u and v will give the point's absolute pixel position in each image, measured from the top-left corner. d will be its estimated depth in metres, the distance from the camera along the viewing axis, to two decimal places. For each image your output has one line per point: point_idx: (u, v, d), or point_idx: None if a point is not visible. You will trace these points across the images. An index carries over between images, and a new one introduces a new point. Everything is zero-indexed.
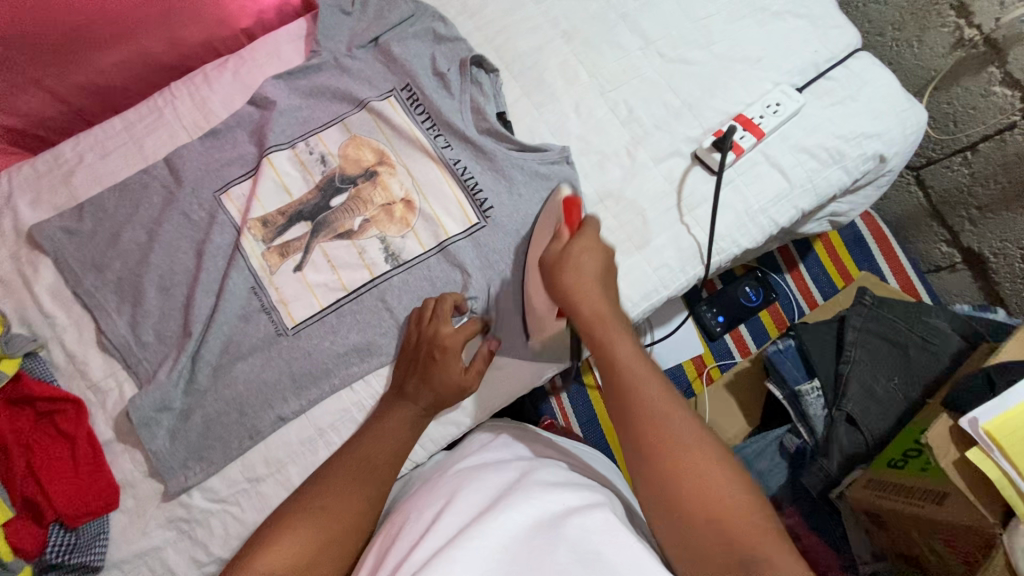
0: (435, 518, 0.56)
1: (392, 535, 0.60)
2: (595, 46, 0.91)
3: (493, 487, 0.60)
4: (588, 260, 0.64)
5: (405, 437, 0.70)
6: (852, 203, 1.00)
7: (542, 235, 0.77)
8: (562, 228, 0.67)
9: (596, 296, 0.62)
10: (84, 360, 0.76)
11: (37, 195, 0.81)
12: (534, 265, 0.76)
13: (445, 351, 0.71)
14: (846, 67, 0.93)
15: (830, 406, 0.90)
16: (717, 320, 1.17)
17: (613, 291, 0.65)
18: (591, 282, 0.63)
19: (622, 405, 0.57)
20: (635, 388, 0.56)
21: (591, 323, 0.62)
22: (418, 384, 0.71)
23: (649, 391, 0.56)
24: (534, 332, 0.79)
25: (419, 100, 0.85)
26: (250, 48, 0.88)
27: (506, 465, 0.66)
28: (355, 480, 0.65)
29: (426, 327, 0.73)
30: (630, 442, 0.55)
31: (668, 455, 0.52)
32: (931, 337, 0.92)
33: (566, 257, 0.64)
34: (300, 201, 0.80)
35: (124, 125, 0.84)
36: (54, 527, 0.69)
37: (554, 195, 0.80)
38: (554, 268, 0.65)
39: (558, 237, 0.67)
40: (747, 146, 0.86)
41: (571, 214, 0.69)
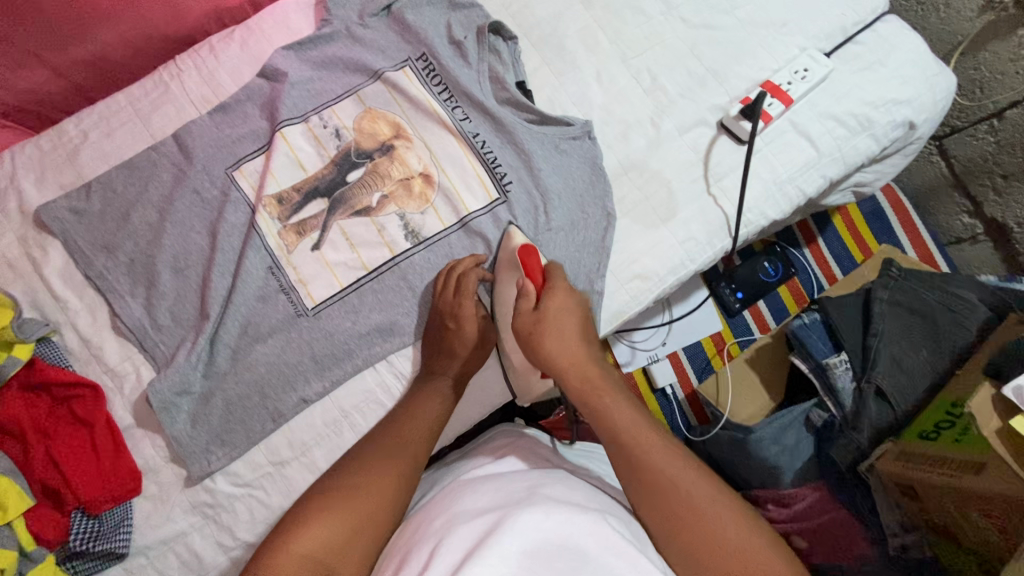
0: (450, 525, 0.54)
1: (407, 540, 0.57)
2: (615, 11, 0.87)
3: (508, 497, 0.57)
4: (562, 317, 0.68)
5: (438, 410, 0.72)
6: (877, 172, 0.97)
7: (507, 287, 0.75)
8: (528, 285, 0.69)
9: (578, 354, 0.67)
10: (98, 344, 0.74)
11: (42, 173, 0.77)
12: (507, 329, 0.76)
13: (458, 322, 0.73)
14: (874, 31, 0.90)
15: (859, 379, 0.89)
16: (736, 296, 1.15)
17: (591, 340, 0.69)
18: (568, 338, 0.67)
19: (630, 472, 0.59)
20: (640, 448, 0.60)
21: (585, 389, 0.65)
22: (443, 357, 0.74)
23: (656, 454, 0.59)
24: (523, 395, 0.79)
25: (435, 70, 0.81)
26: (257, 18, 0.84)
27: (519, 475, 0.64)
28: (394, 455, 0.65)
29: (441, 300, 0.74)
30: (653, 515, 0.57)
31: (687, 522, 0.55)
32: (959, 307, 0.90)
33: (539, 320, 0.68)
34: (316, 176, 0.77)
35: (129, 100, 0.80)
36: (78, 513, 0.68)
37: (505, 240, 0.76)
38: (532, 338, 0.67)
39: (526, 296, 0.70)
40: (775, 114, 0.83)
41: (531, 267, 0.70)
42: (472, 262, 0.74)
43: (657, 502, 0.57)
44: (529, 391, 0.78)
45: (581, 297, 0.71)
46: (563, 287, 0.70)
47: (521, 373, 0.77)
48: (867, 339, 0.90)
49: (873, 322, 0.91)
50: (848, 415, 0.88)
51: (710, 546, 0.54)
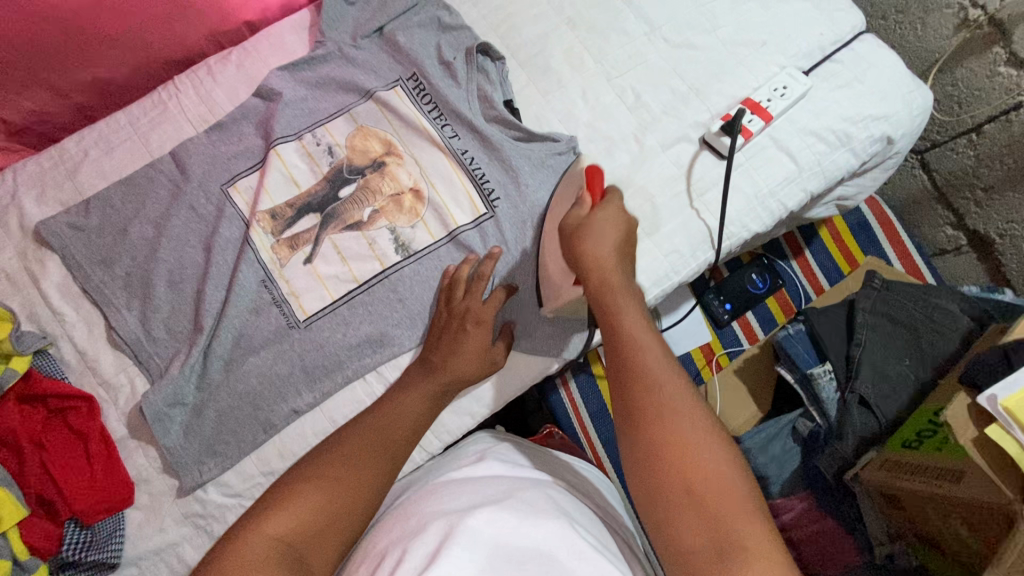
0: (423, 523, 0.56)
1: (383, 536, 0.58)
2: (600, 32, 0.90)
3: (485, 499, 0.59)
4: (608, 228, 0.65)
5: (424, 412, 0.70)
6: (858, 186, 0.99)
7: (562, 203, 0.76)
8: (586, 195, 0.68)
9: (610, 264, 0.63)
10: (94, 356, 0.75)
11: (42, 190, 0.80)
12: (552, 232, 0.76)
13: (478, 325, 0.74)
14: (851, 50, 0.92)
15: (843, 389, 0.90)
16: (725, 308, 1.17)
17: (630, 260, 0.65)
18: (608, 247, 0.64)
19: (620, 377, 0.58)
20: (637, 359, 0.57)
21: (602, 294, 0.62)
22: (444, 357, 0.73)
23: (653, 368, 0.56)
24: (549, 300, 0.77)
25: (425, 90, 0.84)
26: (253, 40, 0.87)
27: (497, 479, 0.66)
28: (375, 452, 0.62)
29: (458, 301, 0.75)
30: (624, 417, 0.56)
31: (661, 435, 0.53)
32: (938, 316, 0.92)
33: (585, 224, 0.66)
34: (309, 192, 0.79)
35: (128, 119, 0.83)
36: (70, 524, 0.69)
37: (574, 164, 0.81)
38: (575, 235, 0.65)
39: (580, 203, 0.68)
40: (755, 130, 0.86)
41: (593, 183, 0.69)
42: (492, 268, 0.76)
43: (634, 406, 0.55)
44: (557, 299, 0.76)
45: (635, 220, 0.67)
46: (619, 205, 0.67)
47: (553, 282, 0.75)
48: (850, 349, 0.92)
49: (856, 333, 0.92)
50: (833, 425, 0.90)
51: (672, 458, 0.51)
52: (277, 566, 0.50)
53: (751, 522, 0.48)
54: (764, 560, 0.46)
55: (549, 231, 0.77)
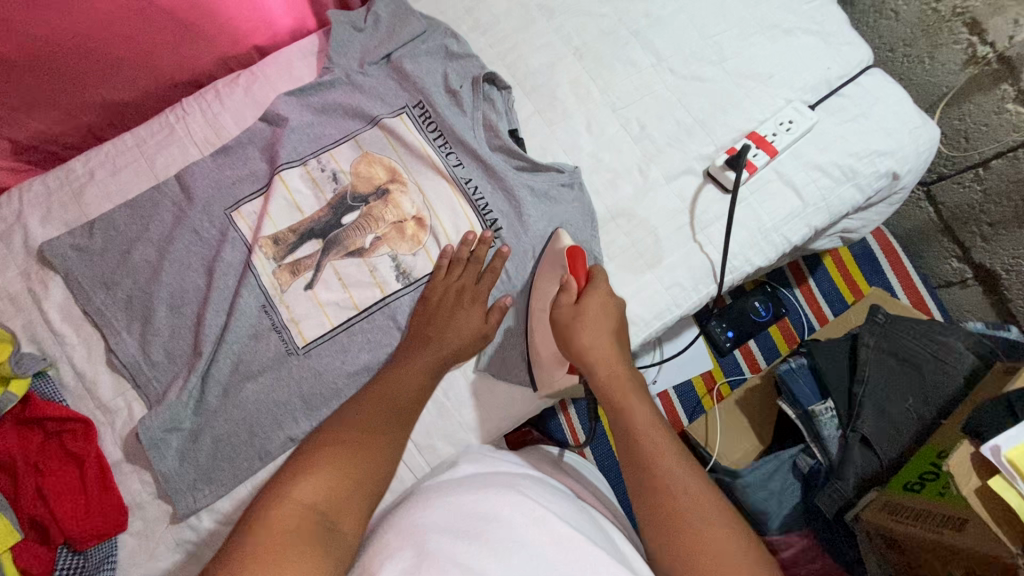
0: (426, 515, 0.56)
1: (397, 520, 0.58)
2: (606, 62, 0.90)
3: (468, 504, 0.57)
4: (602, 314, 0.70)
5: (424, 381, 0.72)
6: (863, 220, 0.99)
7: (545, 283, 0.77)
8: (569, 280, 0.70)
9: (610, 349, 0.68)
10: (93, 378, 0.75)
11: (48, 211, 0.80)
12: (540, 318, 0.77)
13: (474, 302, 0.77)
14: (859, 84, 0.92)
15: (844, 428, 0.89)
16: (726, 335, 1.15)
17: (624, 344, 0.71)
18: (605, 339, 0.68)
19: (637, 469, 0.62)
20: (651, 451, 0.62)
21: (607, 381, 0.67)
22: (442, 328, 0.75)
23: (665, 460, 0.61)
24: (543, 385, 0.79)
25: (431, 117, 0.84)
26: (261, 64, 0.88)
27: (483, 479, 0.63)
28: (385, 416, 0.67)
29: (453, 279, 0.77)
30: (645, 509, 0.60)
31: (687, 532, 0.56)
32: (944, 354, 0.90)
33: (580, 313, 0.69)
34: (311, 218, 0.80)
35: (135, 141, 0.84)
36: (63, 549, 0.69)
37: (553, 242, 0.79)
38: (571, 325, 0.69)
39: (566, 290, 0.71)
40: (760, 164, 0.86)
41: (575, 266, 0.73)
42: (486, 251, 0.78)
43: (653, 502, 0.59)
44: (551, 385, 0.78)
45: (622, 302, 0.72)
46: (605, 289, 0.71)
47: (545, 365, 0.77)
48: (853, 386, 0.91)
49: (859, 369, 0.92)
50: (833, 463, 0.89)
51: (694, 553, 0.55)
52: (313, 530, 0.54)
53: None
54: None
55: (535, 318, 0.77)
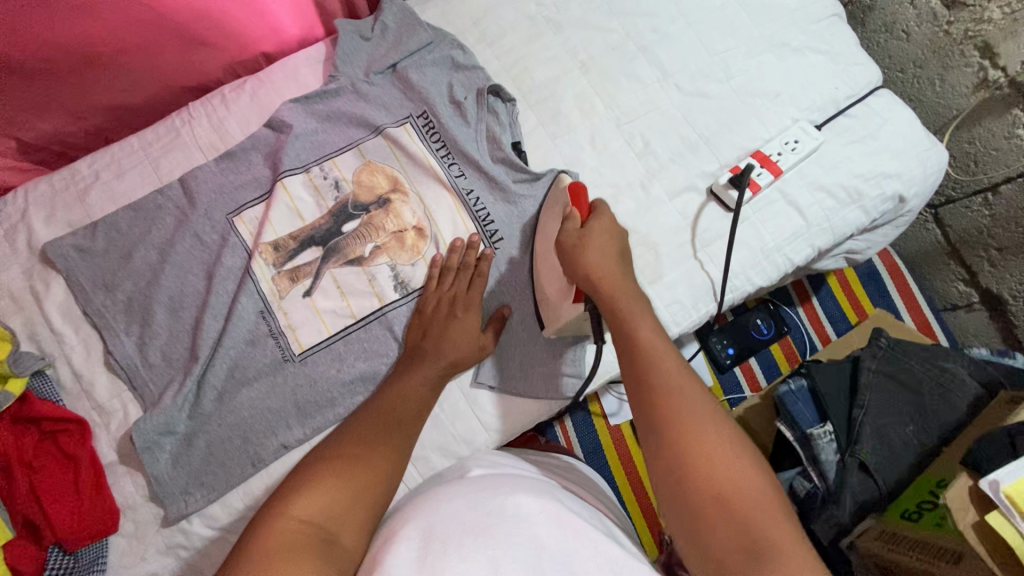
0: (442, 504, 0.57)
1: (409, 513, 0.59)
2: (612, 77, 0.90)
3: (466, 510, 0.54)
4: (606, 239, 0.67)
5: (425, 396, 0.72)
6: (868, 241, 0.98)
7: (550, 221, 0.76)
8: (574, 210, 0.69)
9: (614, 269, 0.64)
10: (90, 379, 0.76)
11: (52, 211, 0.81)
12: (545, 254, 0.75)
13: (466, 312, 0.76)
14: (867, 105, 0.91)
15: (842, 452, 0.88)
16: (726, 352, 1.15)
17: (629, 268, 0.67)
18: (611, 258, 0.65)
19: (637, 373, 0.58)
20: (654, 359, 0.58)
21: (610, 299, 0.63)
22: (437, 342, 0.74)
23: (668, 367, 0.57)
24: (549, 322, 0.75)
25: (435, 128, 0.84)
26: (268, 71, 0.88)
27: (474, 483, 0.60)
28: (387, 433, 0.66)
29: (445, 289, 0.77)
30: (647, 424, 0.56)
31: (685, 438, 0.53)
32: (946, 381, 0.90)
33: (586, 238, 0.66)
34: (312, 226, 0.80)
35: (141, 144, 0.84)
36: (54, 549, 0.70)
37: (557, 182, 0.80)
38: (574, 249, 0.66)
39: (572, 218, 0.69)
40: (764, 184, 0.85)
41: (579, 200, 0.72)
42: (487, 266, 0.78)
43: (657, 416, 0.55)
44: (557, 320, 0.74)
45: (626, 231, 0.69)
46: (612, 219, 0.68)
47: (552, 302, 0.74)
48: (853, 410, 0.90)
49: (859, 393, 0.90)
50: (830, 487, 0.88)
51: (699, 465, 0.52)
52: (311, 546, 0.51)
53: (776, 519, 0.49)
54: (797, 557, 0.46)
55: (540, 256, 0.77)
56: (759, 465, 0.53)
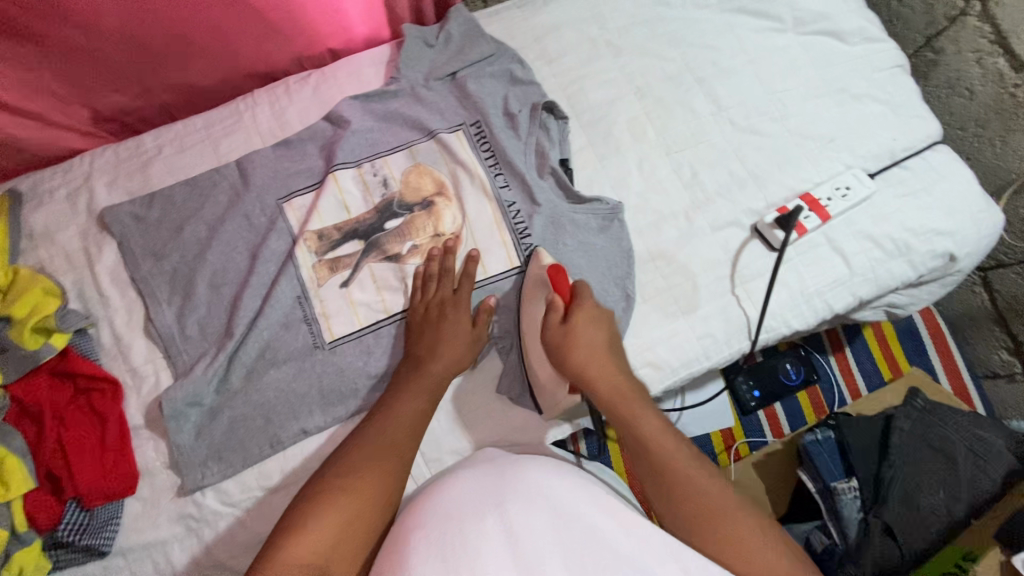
0: (458, 495, 0.57)
1: (427, 497, 0.60)
2: (666, 106, 0.91)
3: (477, 506, 0.55)
4: (591, 331, 0.70)
5: (421, 408, 0.71)
6: (912, 296, 0.95)
7: (533, 304, 0.77)
8: (556, 299, 0.70)
9: (609, 364, 0.69)
10: (127, 343, 0.78)
11: (114, 178, 0.84)
12: (532, 340, 0.76)
13: (454, 310, 0.76)
14: (923, 159, 0.90)
15: (867, 511, 0.85)
16: (752, 394, 1.12)
17: (618, 354, 0.71)
18: (599, 354, 0.69)
19: (655, 477, 0.63)
20: (665, 459, 0.63)
21: (613, 400, 0.67)
22: (428, 346, 0.74)
23: (675, 460, 0.63)
24: (548, 408, 0.77)
25: (486, 137, 0.86)
26: (333, 67, 0.91)
27: (481, 472, 0.61)
28: (376, 459, 0.65)
29: (431, 294, 0.78)
30: (672, 516, 0.61)
31: (715, 534, 0.58)
32: (982, 450, 0.87)
33: (569, 334, 0.69)
34: (357, 219, 0.81)
35: (205, 124, 0.88)
36: (71, 504, 0.71)
37: (533, 261, 0.78)
38: (560, 348, 0.70)
39: (553, 309, 0.71)
40: (811, 227, 0.84)
41: (559, 284, 0.72)
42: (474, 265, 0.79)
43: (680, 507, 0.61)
44: (556, 407, 0.76)
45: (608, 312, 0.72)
46: (593, 305, 0.71)
47: (545, 386, 0.76)
48: (882, 469, 0.87)
49: (890, 452, 0.87)
50: (851, 547, 0.85)
51: (729, 549, 0.57)
52: None
53: None
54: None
55: (528, 340, 0.76)
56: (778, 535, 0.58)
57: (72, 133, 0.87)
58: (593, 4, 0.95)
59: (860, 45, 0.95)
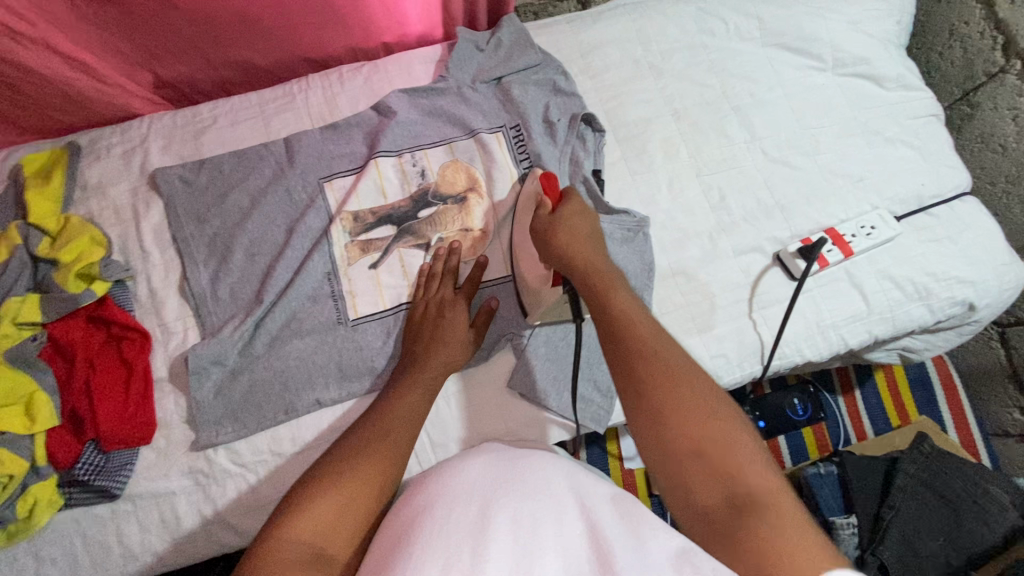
0: (462, 484, 0.53)
1: (431, 482, 0.56)
2: (701, 130, 0.93)
3: (480, 498, 0.51)
4: (576, 221, 0.73)
5: (419, 402, 0.70)
6: (927, 342, 0.95)
7: (523, 216, 0.81)
8: (545, 199, 0.76)
9: (586, 251, 0.70)
10: (162, 298, 0.82)
11: (169, 142, 0.89)
12: (522, 241, 0.80)
13: (455, 309, 0.78)
14: (951, 208, 0.91)
15: (863, 548, 0.85)
16: (757, 425, 1.12)
17: (601, 249, 0.72)
18: (579, 238, 0.72)
19: (617, 343, 0.60)
20: (629, 324, 0.61)
21: (589, 276, 0.68)
22: (428, 343, 0.76)
23: (644, 326, 0.61)
24: (533, 309, 0.80)
25: (524, 141, 0.89)
26: (386, 60, 0.95)
27: (490, 460, 0.57)
28: (372, 445, 0.62)
29: (432, 294, 0.80)
30: (623, 376, 0.57)
31: (667, 396, 0.54)
32: (987, 503, 0.86)
33: (554, 221, 0.73)
34: (392, 206, 0.85)
35: (259, 101, 0.92)
36: (90, 446, 0.74)
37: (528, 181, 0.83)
38: (546, 233, 0.73)
39: (542, 207, 0.75)
40: (833, 260, 0.85)
41: (550, 188, 0.77)
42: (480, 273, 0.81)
43: (633, 366, 0.57)
44: (540, 304, 0.79)
45: (594, 213, 0.75)
46: (579, 203, 0.75)
47: (531, 286, 0.79)
48: (882, 509, 0.87)
49: (892, 493, 0.88)
50: None
51: (674, 412, 0.53)
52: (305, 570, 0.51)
53: (757, 466, 0.49)
54: (784, 499, 0.47)
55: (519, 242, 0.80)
56: (735, 419, 0.53)
57: (135, 97, 0.92)
58: (639, 26, 0.99)
59: (897, 91, 0.97)
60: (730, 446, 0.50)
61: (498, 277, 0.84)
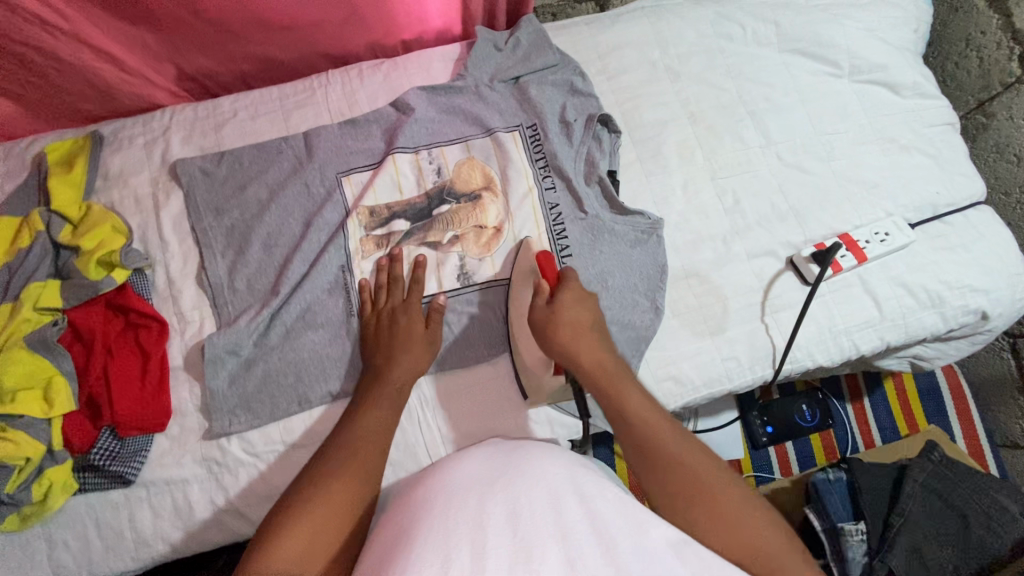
0: (461, 482, 0.53)
1: (428, 482, 0.56)
2: (717, 133, 0.93)
3: (479, 490, 0.51)
4: (576, 311, 0.72)
5: (386, 418, 0.71)
6: (939, 350, 0.95)
7: (522, 291, 0.82)
8: (541, 283, 0.73)
9: (593, 345, 0.70)
10: (179, 287, 0.82)
11: (189, 134, 0.90)
12: (520, 328, 0.81)
13: (408, 316, 0.78)
14: (965, 216, 0.91)
15: (872, 555, 0.84)
16: (765, 430, 1.11)
17: (604, 335, 0.72)
18: (583, 329, 0.71)
19: (642, 458, 0.62)
20: (650, 432, 0.62)
21: (597, 374, 0.68)
22: (382, 355, 0.75)
23: (662, 432, 0.62)
24: (533, 393, 0.81)
25: (540, 140, 0.89)
26: (405, 58, 0.96)
27: (486, 461, 0.57)
28: (340, 469, 0.63)
29: (386, 303, 0.79)
30: (656, 489, 0.60)
31: (703, 513, 0.57)
32: (993, 510, 0.87)
33: (555, 312, 0.71)
34: (408, 202, 0.85)
35: (279, 96, 0.93)
36: (105, 432, 0.75)
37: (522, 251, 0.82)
38: (548, 325, 0.71)
39: (539, 292, 0.73)
40: (846, 266, 0.85)
41: (547, 269, 0.76)
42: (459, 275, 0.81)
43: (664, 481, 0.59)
44: (541, 391, 0.81)
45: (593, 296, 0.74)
46: (578, 286, 0.74)
47: (532, 374, 0.81)
48: (891, 517, 0.86)
49: (901, 501, 0.87)
50: None
51: (714, 522, 0.56)
52: None
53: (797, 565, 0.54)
54: None
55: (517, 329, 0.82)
56: (767, 516, 0.57)
57: (157, 89, 0.94)
58: (657, 29, 0.99)
59: (913, 99, 0.97)
60: (770, 550, 0.54)
61: (492, 279, 0.83)
